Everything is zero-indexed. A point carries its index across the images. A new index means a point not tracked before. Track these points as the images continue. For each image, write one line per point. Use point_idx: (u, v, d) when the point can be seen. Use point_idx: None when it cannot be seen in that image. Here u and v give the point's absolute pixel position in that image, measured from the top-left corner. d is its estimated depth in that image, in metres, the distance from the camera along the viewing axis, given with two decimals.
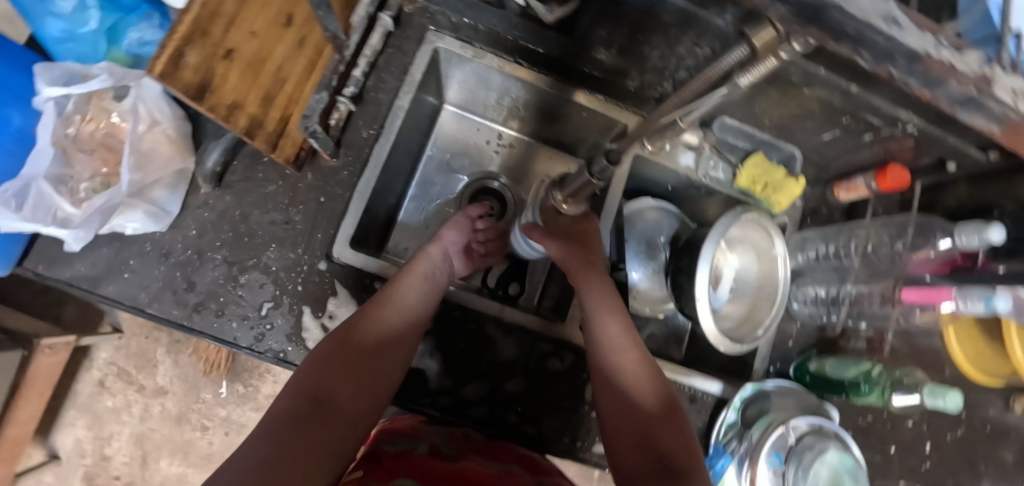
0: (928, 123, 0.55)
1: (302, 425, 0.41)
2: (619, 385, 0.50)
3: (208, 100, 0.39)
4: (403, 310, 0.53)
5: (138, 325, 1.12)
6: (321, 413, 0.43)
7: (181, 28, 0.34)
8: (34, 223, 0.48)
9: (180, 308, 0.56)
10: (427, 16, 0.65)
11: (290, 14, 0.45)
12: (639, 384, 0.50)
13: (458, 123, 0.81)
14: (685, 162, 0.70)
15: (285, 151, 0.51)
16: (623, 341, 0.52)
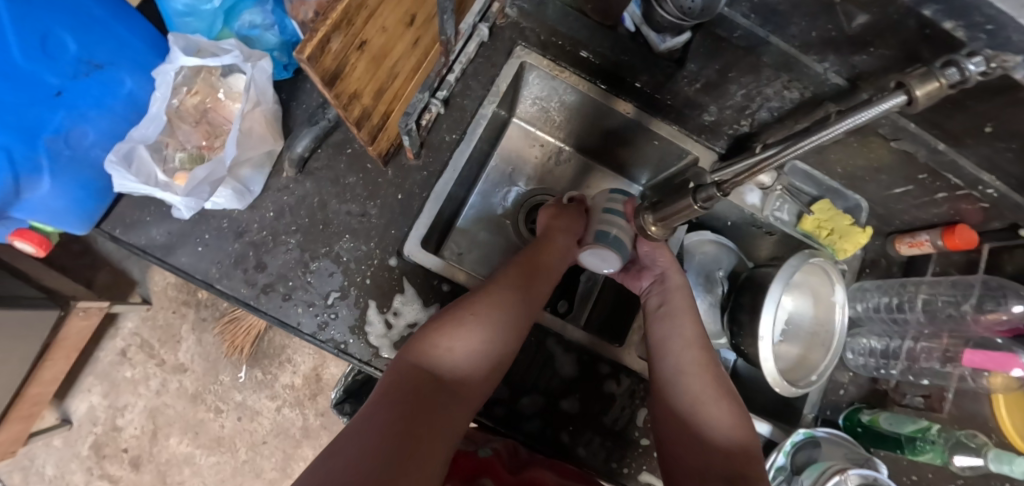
0: (1011, 189, 0.55)
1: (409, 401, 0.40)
2: (680, 385, 0.51)
3: (336, 87, 0.40)
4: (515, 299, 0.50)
5: (167, 298, 1.12)
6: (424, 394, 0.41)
7: (333, 15, 0.35)
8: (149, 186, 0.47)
9: (248, 287, 0.56)
10: (517, 31, 0.65)
11: (414, 15, 0.45)
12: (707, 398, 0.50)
13: (523, 137, 0.81)
14: (752, 201, 0.69)
15: (380, 145, 0.52)
16: (683, 335, 0.54)
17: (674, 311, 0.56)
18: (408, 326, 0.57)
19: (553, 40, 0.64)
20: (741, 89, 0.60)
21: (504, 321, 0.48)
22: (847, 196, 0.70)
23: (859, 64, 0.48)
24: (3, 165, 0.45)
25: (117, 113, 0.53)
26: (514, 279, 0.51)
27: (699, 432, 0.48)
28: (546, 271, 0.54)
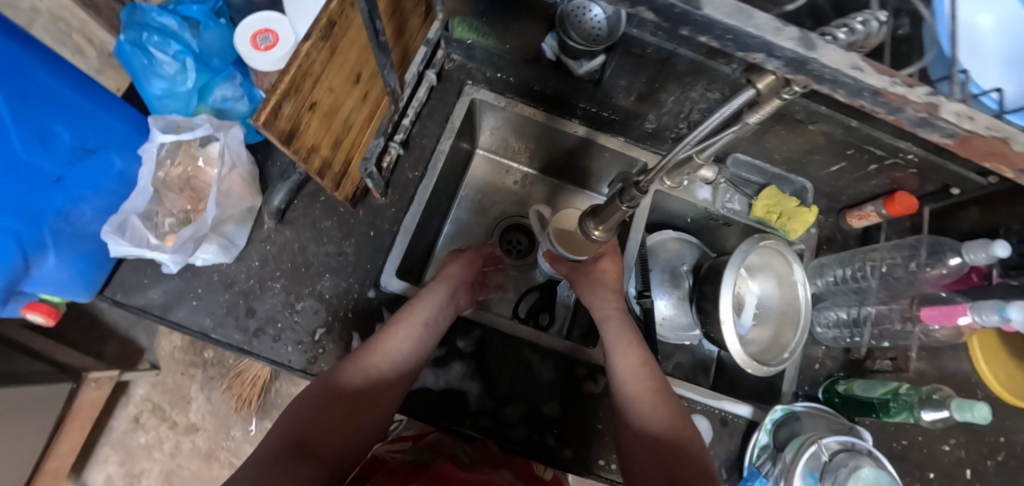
0: (927, 152, 0.59)
1: (278, 461, 0.46)
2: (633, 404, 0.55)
3: (293, 144, 0.46)
4: (399, 357, 0.56)
5: (175, 361, 1.17)
6: (296, 457, 0.47)
7: (281, 85, 0.42)
8: (141, 248, 0.52)
9: (241, 333, 0.61)
10: (464, 72, 0.72)
11: (359, 73, 0.52)
12: (651, 411, 0.53)
13: (489, 166, 0.87)
14: (704, 196, 0.74)
15: (345, 189, 0.58)
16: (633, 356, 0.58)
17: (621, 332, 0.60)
18: None
19: (495, 76, 0.71)
20: (669, 97, 0.65)
21: (379, 385, 0.55)
22: (792, 180, 0.73)
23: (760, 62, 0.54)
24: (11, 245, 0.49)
25: (110, 191, 0.59)
26: (401, 338, 0.57)
27: (650, 447, 0.52)
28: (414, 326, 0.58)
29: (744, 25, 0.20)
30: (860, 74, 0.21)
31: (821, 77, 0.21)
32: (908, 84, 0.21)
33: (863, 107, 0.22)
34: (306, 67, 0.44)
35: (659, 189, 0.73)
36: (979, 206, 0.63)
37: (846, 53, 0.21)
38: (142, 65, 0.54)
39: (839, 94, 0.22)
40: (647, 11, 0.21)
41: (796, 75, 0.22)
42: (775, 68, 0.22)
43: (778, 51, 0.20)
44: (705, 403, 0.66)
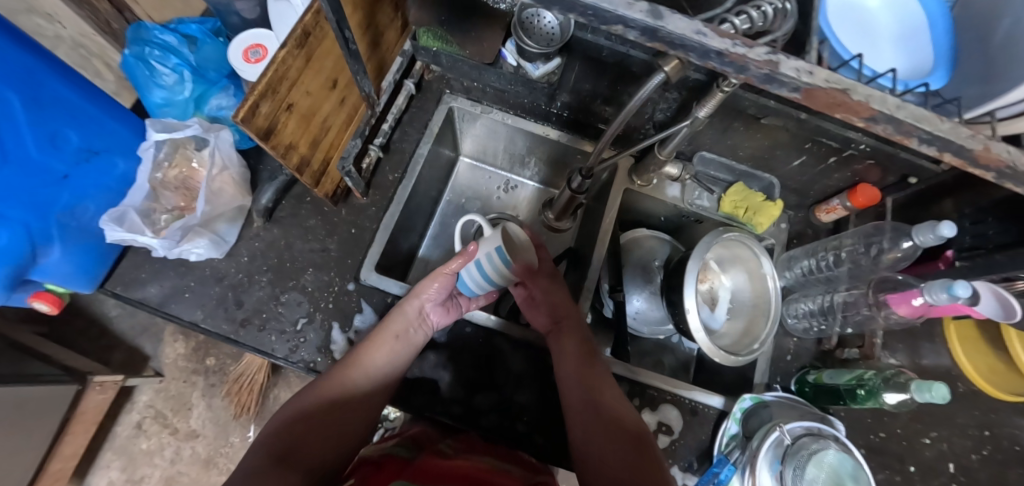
0: (878, 141, 0.62)
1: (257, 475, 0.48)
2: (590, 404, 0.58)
3: (271, 141, 0.51)
4: (372, 372, 0.59)
5: (178, 369, 1.22)
6: (276, 470, 0.50)
7: (258, 86, 0.46)
8: (135, 233, 0.58)
9: (229, 323, 0.65)
10: (443, 82, 0.77)
11: (335, 80, 0.57)
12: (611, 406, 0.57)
13: (472, 173, 0.92)
14: (673, 193, 0.77)
15: (325, 187, 0.63)
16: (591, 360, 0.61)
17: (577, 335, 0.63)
18: None
19: (469, 84, 0.76)
20: (631, 98, 0.69)
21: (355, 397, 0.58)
22: (759, 176, 0.75)
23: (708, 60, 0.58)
24: (20, 236, 0.53)
25: (113, 191, 0.62)
26: (371, 354, 0.59)
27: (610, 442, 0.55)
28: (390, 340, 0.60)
29: (598, 1, 0.24)
30: (702, 38, 0.24)
31: (673, 43, 0.25)
32: (746, 45, 0.25)
33: (714, 68, 0.26)
34: (282, 71, 0.49)
35: (629, 187, 0.76)
36: (938, 194, 0.64)
37: (689, 21, 0.24)
38: (144, 76, 0.60)
39: (693, 56, 0.26)
40: None
41: (654, 43, 0.26)
42: (635, 37, 0.25)
43: (629, 22, 0.24)
44: (675, 393, 0.67)
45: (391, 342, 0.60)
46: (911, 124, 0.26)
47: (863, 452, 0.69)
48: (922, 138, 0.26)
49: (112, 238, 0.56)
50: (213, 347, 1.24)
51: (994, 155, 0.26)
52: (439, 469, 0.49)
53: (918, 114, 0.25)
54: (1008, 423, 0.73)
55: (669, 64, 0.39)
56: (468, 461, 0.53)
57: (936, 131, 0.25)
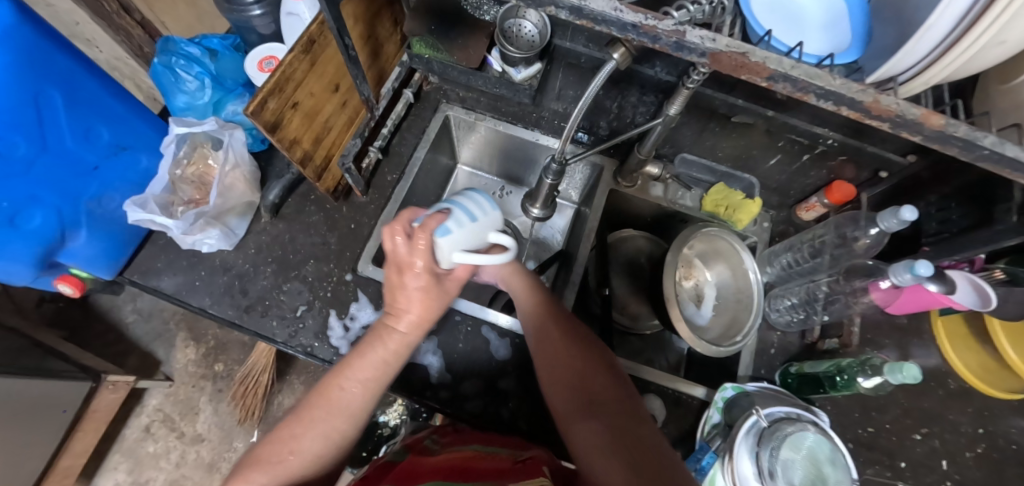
0: (845, 136, 0.65)
1: None
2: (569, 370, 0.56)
3: (278, 134, 0.57)
4: (351, 409, 0.49)
5: (187, 374, 1.28)
6: None
7: (268, 84, 0.52)
8: (153, 215, 0.63)
9: (234, 309, 0.69)
10: (440, 92, 0.84)
11: (337, 84, 0.64)
12: (594, 374, 0.55)
13: (469, 179, 0.97)
14: (657, 193, 0.80)
15: (326, 182, 0.69)
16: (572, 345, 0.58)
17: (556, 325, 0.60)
18: (362, 327, 0.69)
19: (463, 93, 0.82)
20: (612, 102, 0.74)
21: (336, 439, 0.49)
22: (739, 176, 0.78)
23: (678, 63, 0.64)
24: (52, 219, 0.59)
25: (137, 185, 0.69)
26: (347, 397, 0.49)
27: (594, 405, 0.52)
28: (371, 377, 0.49)
29: None
30: (619, 14, 0.30)
31: (597, 19, 0.30)
32: (656, 18, 0.30)
33: (634, 40, 0.31)
34: (289, 73, 0.55)
35: (615, 187, 0.80)
36: (910, 186, 0.67)
37: (608, 0, 0.30)
38: (170, 83, 0.68)
39: (615, 29, 0.31)
40: None
41: (583, 20, 0.31)
42: (567, 16, 0.31)
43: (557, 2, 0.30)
44: (659, 382, 0.69)
45: (372, 379, 0.50)
46: (805, 81, 0.30)
47: (851, 446, 0.69)
48: (819, 93, 0.30)
49: (136, 217, 0.62)
50: (222, 353, 1.30)
51: (887, 106, 0.30)
52: (425, 467, 0.48)
53: (811, 73, 0.30)
54: (1004, 421, 0.72)
55: (617, 51, 0.44)
56: (458, 452, 0.53)
57: (828, 86, 0.30)
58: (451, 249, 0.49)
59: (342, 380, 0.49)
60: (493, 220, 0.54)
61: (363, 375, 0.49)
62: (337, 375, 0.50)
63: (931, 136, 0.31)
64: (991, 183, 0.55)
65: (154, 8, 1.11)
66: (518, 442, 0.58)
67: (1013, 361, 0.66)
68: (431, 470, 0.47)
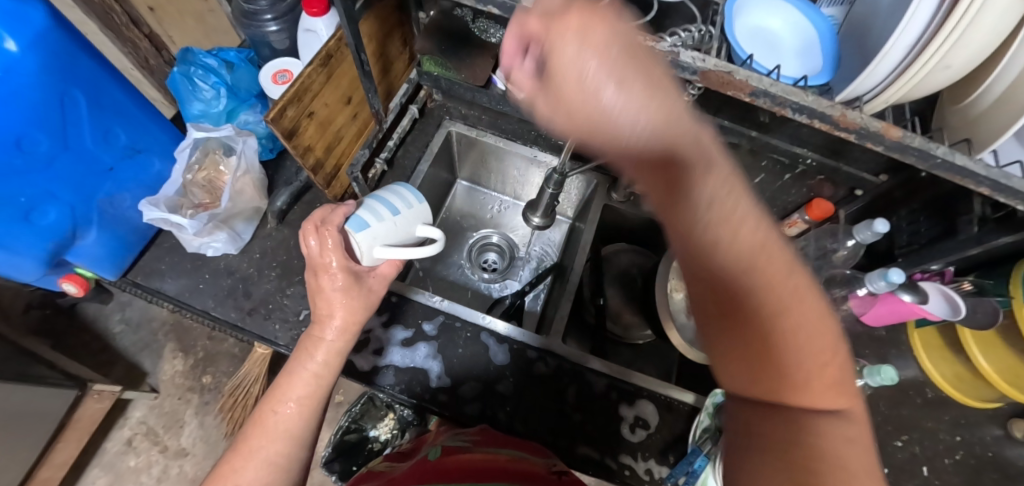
0: (823, 156, 0.70)
1: None
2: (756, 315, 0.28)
3: (293, 141, 0.60)
4: (289, 425, 0.49)
5: (174, 386, 1.26)
6: None
7: (289, 93, 0.56)
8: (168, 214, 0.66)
9: (237, 312, 0.70)
10: (443, 109, 0.87)
11: (350, 96, 0.67)
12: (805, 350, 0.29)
13: (468, 194, 1.00)
14: (649, 208, 0.83)
15: (334, 190, 0.72)
16: (764, 264, 0.29)
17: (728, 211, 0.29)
18: (364, 332, 0.70)
19: (467, 110, 0.87)
20: None
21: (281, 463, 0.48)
22: None
23: None
24: (65, 217, 0.61)
25: (148, 188, 0.70)
26: (280, 419, 0.49)
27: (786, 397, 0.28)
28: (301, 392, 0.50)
29: None
30: None
31: None
32: (654, 40, 0.34)
33: None
34: (308, 83, 0.58)
35: (609, 202, 0.84)
36: (884, 203, 0.72)
37: None
38: (187, 91, 0.70)
39: None
40: None
41: None
42: None
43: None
44: (651, 388, 0.70)
45: (302, 392, 0.50)
46: (782, 96, 0.35)
47: None
48: (794, 108, 0.35)
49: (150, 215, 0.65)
50: (211, 364, 1.29)
51: (851, 120, 0.35)
52: (450, 470, 0.49)
53: (786, 90, 0.35)
54: (981, 430, 0.75)
55: None
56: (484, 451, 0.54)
57: (801, 102, 0.35)
58: (371, 242, 0.51)
59: (275, 402, 0.50)
60: (414, 212, 0.55)
61: (296, 391, 0.50)
62: (272, 396, 0.50)
63: (892, 147, 0.36)
64: (955, 200, 0.60)
65: (163, 23, 1.15)
66: (544, 449, 0.59)
67: (982, 368, 0.70)
68: (477, 470, 0.49)
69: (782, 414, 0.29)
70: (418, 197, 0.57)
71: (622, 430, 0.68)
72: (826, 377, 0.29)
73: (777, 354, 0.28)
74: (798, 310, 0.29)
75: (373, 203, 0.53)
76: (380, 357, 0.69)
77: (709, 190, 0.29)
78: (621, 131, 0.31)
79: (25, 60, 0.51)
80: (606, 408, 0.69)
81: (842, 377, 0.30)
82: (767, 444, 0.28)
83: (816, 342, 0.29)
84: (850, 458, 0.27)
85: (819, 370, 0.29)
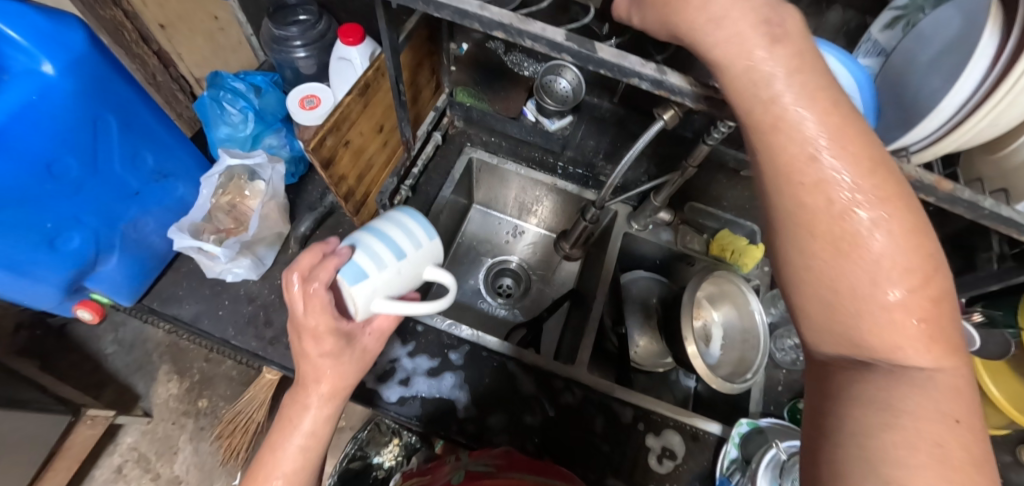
0: None
1: None
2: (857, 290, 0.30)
3: (329, 171, 0.59)
4: None
5: (168, 410, 1.21)
6: None
7: (329, 123, 0.56)
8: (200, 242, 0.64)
9: (258, 340, 0.69)
10: (464, 136, 0.88)
11: (381, 125, 0.67)
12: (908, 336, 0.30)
13: (483, 218, 1.00)
14: (667, 237, 0.85)
15: (363, 217, 0.71)
16: (869, 230, 0.30)
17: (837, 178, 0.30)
18: (389, 361, 0.70)
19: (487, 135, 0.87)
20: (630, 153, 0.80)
21: None
22: (742, 224, 0.85)
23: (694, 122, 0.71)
24: (89, 243, 0.59)
25: (170, 211, 0.69)
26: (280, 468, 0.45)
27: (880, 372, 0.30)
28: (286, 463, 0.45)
29: (622, 62, 0.35)
30: (695, 88, 0.35)
31: (673, 91, 0.36)
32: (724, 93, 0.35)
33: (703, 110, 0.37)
34: (345, 113, 0.58)
35: (628, 230, 0.85)
36: None
37: (684, 78, 0.36)
38: (215, 114, 0.70)
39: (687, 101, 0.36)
40: (569, 56, 0.36)
41: (660, 91, 0.36)
42: (647, 88, 0.36)
43: (643, 75, 0.35)
44: (676, 418, 0.71)
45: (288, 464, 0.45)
46: None
47: None
48: None
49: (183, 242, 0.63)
50: (207, 387, 1.24)
51: (908, 172, 0.37)
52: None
53: None
54: None
55: (668, 113, 0.48)
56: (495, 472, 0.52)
57: None
58: (368, 298, 0.45)
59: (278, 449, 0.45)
60: (416, 257, 0.48)
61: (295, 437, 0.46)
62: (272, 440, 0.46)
63: (944, 198, 0.38)
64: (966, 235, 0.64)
65: (173, 41, 1.12)
66: (561, 471, 0.58)
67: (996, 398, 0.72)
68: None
69: (865, 373, 0.31)
70: (425, 232, 0.49)
71: (649, 462, 0.68)
72: (925, 340, 0.30)
73: (874, 313, 0.30)
74: (905, 272, 0.30)
75: (370, 250, 0.45)
76: (406, 388, 0.68)
77: (820, 153, 0.31)
78: (752, 88, 0.32)
79: (60, 83, 0.51)
80: (632, 438, 0.69)
81: (948, 338, 0.30)
82: (844, 400, 0.31)
83: (919, 300, 0.30)
84: (933, 413, 0.28)
85: (912, 327, 0.30)
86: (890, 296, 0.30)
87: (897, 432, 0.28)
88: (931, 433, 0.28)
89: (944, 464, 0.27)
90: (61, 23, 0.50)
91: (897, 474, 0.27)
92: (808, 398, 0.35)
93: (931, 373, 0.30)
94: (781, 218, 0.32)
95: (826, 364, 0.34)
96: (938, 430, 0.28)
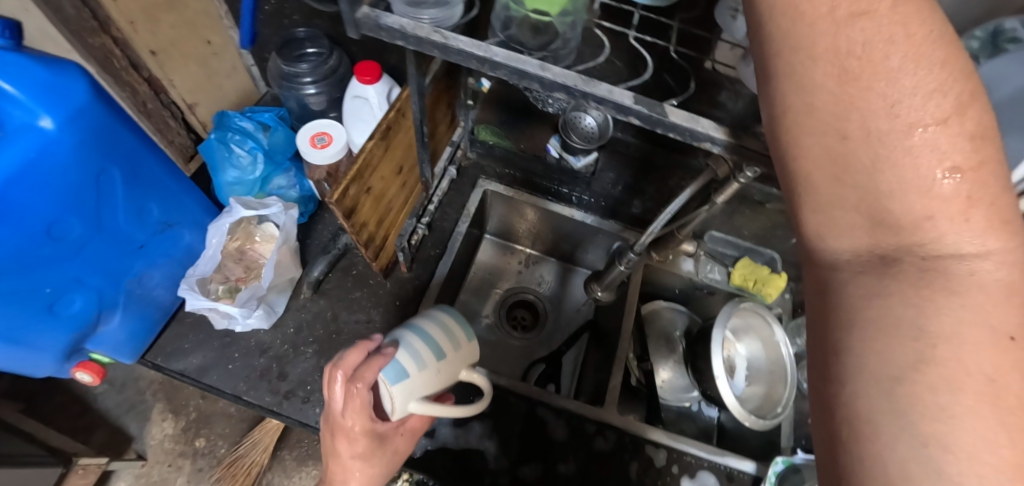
0: None
1: None
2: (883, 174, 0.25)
3: (351, 219, 0.56)
4: None
5: (162, 452, 1.15)
6: None
7: (352, 172, 0.53)
8: (214, 302, 0.62)
9: (272, 396, 0.64)
10: (477, 167, 0.83)
11: (401, 166, 0.64)
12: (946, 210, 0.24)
13: (496, 248, 0.97)
14: (688, 268, 0.84)
15: (381, 261, 0.67)
16: (903, 79, 0.25)
17: (865, 29, 0.25)
18: None
19: (501, 167, 0.82)
20: (652, 187, 0.78)
21: None
22: (762, 251, 0.84)
23: None
24: (92, 304, 0.58)
25: (177, 261, 0.66)
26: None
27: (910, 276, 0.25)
28: None
29: (695, 127, 0.34)
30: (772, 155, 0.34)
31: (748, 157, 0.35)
32: None
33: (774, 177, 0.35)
34: (367, 160, 0.55)
35: (648, 261, 0.82)
36: None
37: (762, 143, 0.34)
38: (223, 157, 0.68)
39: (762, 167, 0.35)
40: (636, 118, 0.35)
41: (734, 157, 0.35)
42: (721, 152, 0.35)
43: (715, 140, 0.34)
44: (711, 458, 0.69)
45: None
46: None
47: None
48: None
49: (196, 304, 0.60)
50: (204, 426, 1.18)
51: None
52: None
53: None
54: None
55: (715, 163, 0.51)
56: None
57: None
58: (405, 398, 0.45)
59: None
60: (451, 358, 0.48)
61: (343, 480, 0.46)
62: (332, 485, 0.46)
63: None
64: None
65: (164, 67, 1.06)
66: None
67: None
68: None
69: (886, 284, 0.25)
70: (462, 333, 0.51)
71: None
72: (965, 208, 0.24)
73: (913, 190, 0.24)
74: (960, 154, 0.24)
75: (408, 345, 0.46)
76: (431, 440, 0.65)
77: (838, 3, 0.26)
78: None
79: (61, 139, 0.47)
80: (667, 482, 0.67)
81: (1000, 210, 0.24)
82: (858, 326, 0.25)
83: (970, 174, 0.24)
84: (981, 330, 0.23)
85: (947, 185, 0.24)
86: (925, 155, 0.24)
87: (934, 368, 0.23)
88: (979, 366, 0.22)
89: (994, 400, 0.22)
90: (61, 73, 0.46)
91: (936, 428, 0.22)
92: (810, 329, 0.29)
93: (972, 263, 0.24)
94: (784, 75, 0.28)
95: (838, 271, 0.28)
96: (988, 359, 0.22)
